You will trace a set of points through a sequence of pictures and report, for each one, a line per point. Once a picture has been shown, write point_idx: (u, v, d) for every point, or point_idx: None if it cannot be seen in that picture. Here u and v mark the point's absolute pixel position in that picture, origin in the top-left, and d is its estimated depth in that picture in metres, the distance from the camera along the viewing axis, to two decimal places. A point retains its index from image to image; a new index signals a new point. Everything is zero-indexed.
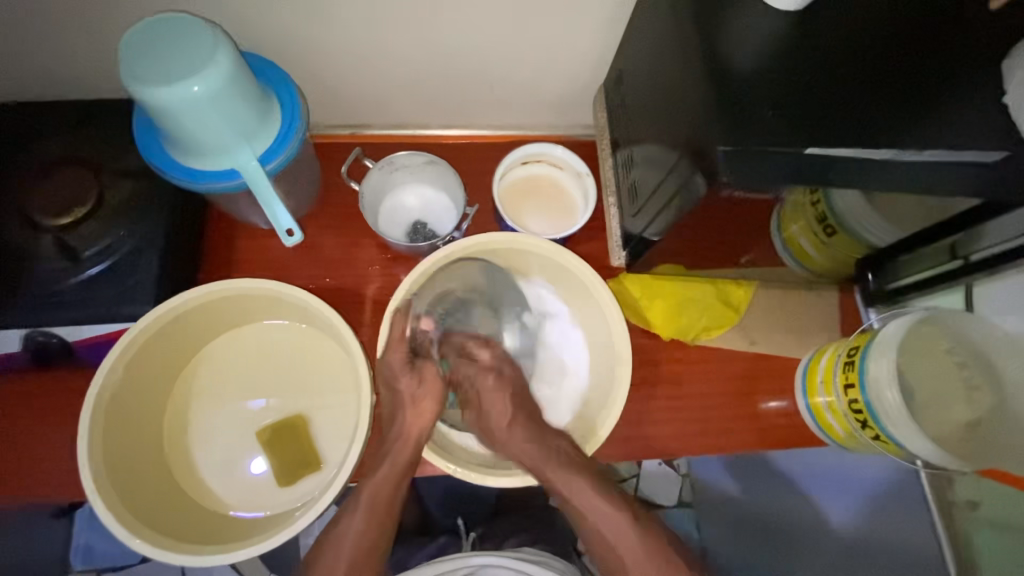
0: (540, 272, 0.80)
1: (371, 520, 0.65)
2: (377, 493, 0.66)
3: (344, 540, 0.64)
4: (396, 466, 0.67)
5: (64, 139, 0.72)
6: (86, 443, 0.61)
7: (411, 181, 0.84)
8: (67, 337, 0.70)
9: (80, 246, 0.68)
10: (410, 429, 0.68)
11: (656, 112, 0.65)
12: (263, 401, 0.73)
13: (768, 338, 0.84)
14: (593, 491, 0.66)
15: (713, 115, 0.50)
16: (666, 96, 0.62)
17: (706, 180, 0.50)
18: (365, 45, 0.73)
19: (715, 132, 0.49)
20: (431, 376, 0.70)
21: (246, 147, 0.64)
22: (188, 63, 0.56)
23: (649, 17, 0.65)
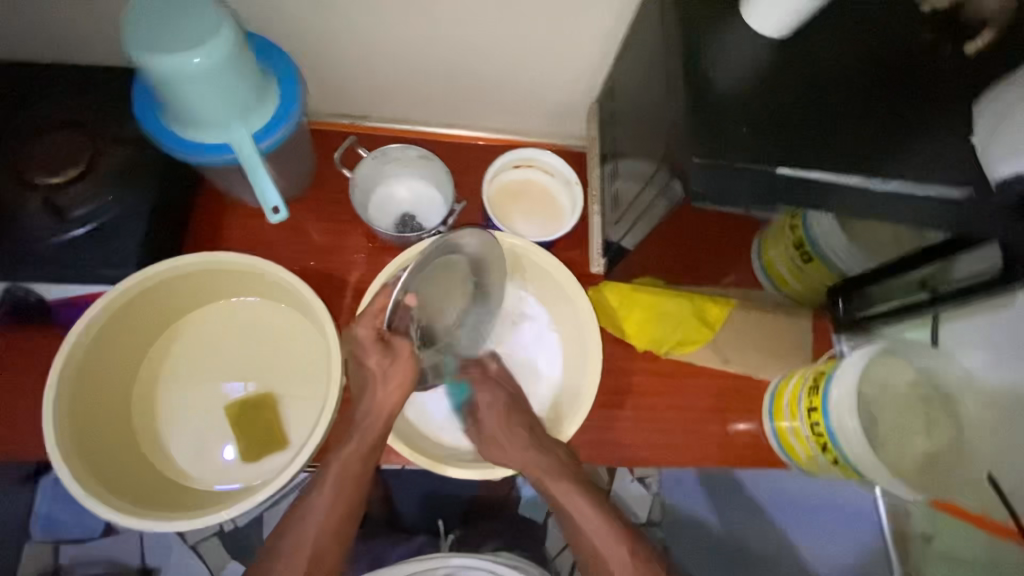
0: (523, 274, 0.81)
1: (339, 496, 0.67)
2: (345, 468, 0.67)
3: (308, 518, 0.66)
4: (364, 441, 0.68)
5: (62, 101, 0.74)
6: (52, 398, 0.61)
7: (404, 174, 0.85)
8: (46, 295, 0.72)
9: (68, 206, 0.69)
10: (380, 405, 0.67)
11: (642, 125, 0.67)
12: (240, 385, 0.74)
13: (740, 359, 0.85)
14: (580, 497, 0.69)
15: (691, 127, 0.52)
16: (652, 109, 0.63)
17: (681, 189, 0.52)
18: (368, 36, 0.75)
19: (692, 143, 0.51)
20: (405, 355, 0.66)
21: (241, 123, 0.66)
22: (190, 36, 0.58)
23: (643, 34, 0.68)
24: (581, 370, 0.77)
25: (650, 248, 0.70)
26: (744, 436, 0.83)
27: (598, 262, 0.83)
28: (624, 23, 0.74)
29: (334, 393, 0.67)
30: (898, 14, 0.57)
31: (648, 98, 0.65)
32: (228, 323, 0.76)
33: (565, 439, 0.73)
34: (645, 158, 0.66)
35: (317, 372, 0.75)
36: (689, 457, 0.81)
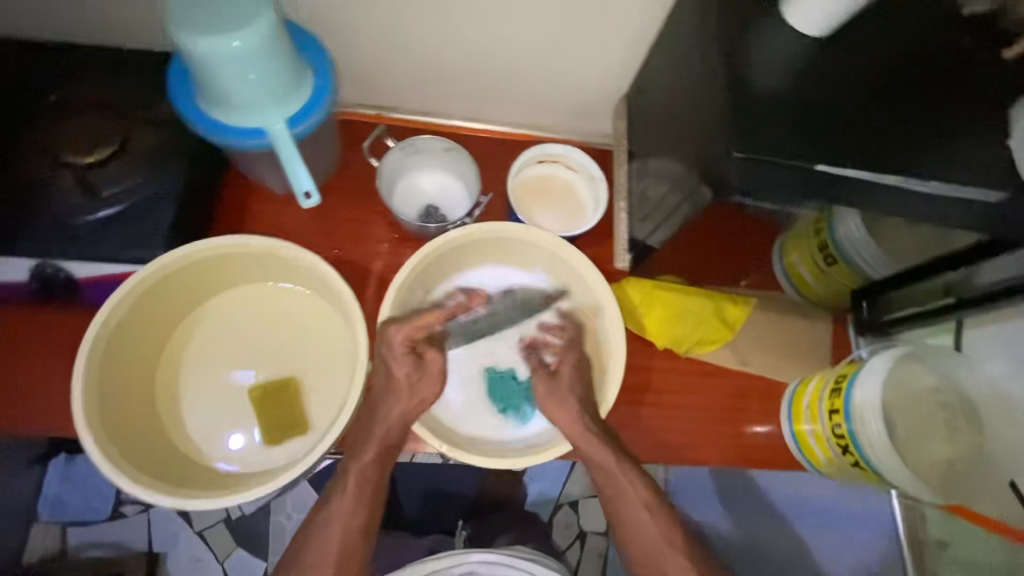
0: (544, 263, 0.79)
1: (360, 500, 0.67)
2: (363, 474, 0.67)
3: (333, 521, 0.65)
4: (383, 444, 0.69)
5: (95, 81, 0.74)
6: (82, 372, 0.62)
7: (428, 163, 0.85)
8: (75, 272, 0.72)
9: (99, 185, 0.69)
10: (399, 415, 0.69)
11: (674, 123, 0.67)
12: (251, 375, 0.74)
13: (759, 359, 0.85)
14: (638, 493, 0.68)
15: (729, 120, 0.53)
16: (686, 107, 0.64)
17: (719, 188, 0.53)
18: (400, 26, 0.75)
19: (730, 137, 0.52)
20: (434, 368, 0.72)
21: (275, 107, 0.66)
22: (231, 18, 0.58)
23: (678, 31, 0.68)
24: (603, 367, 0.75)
25: (678, 246, 0.70)
26: (760, 438, 0.83)
27: (624, 258, 0.84)
28: (657, 21, 0.74)
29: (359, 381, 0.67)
30: (939, 17, 0.57)
31: (681, 96, 0.65)
32: (252, 306, 0.76)
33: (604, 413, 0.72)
34: (675, 155, 0.66)
35: (341, 358, 0.75)
36: (704, 458, 0.81)
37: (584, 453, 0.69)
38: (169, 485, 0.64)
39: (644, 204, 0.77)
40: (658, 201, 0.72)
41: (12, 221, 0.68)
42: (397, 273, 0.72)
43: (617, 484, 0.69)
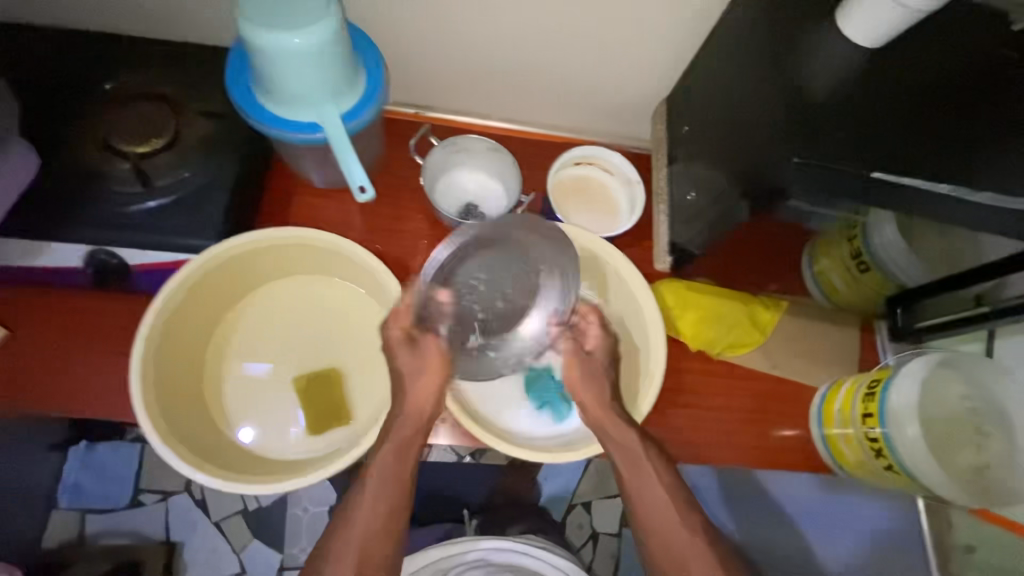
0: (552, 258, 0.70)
1: (378, 497, 0.61)
2: (381, 470, 0.62)
3: (354, 520, 0.60)
4: (397, 439, 0.64)
5: (147, 73, 0.76)
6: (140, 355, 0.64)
7: (471, 161, 0.87)
8: (129, 259, 0.72)
9: (153, 174, 0.71)
10: (415, 404, 0.66)
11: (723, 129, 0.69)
12: (267, 367, 0.75)
13: (789, 364, 0.86)
14: (664, 484, 0.64)
15: (785, 128, 0.55)
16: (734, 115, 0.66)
17: (773, 194, 0.56)
18: (454, 26, 0.77)
19: (789, 144, 0.54)
20: (429, 352, 0.67)
21: (332, 104, 0.68)
22: (298, 16, 0.60)
23: (727, 37, 0.69)
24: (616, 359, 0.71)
25: (722, 250, 0.73)
26: (789, 441, 0.84)
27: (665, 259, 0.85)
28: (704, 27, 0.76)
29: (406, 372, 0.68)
30: (989, 33, 0.59)
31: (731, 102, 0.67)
32: (296, 298, 0.78)
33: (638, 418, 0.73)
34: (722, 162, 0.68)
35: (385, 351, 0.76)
36: (733, 458, 0.83)
37: (607, 442, 0.67)
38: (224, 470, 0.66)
39: (688, 207, 0.79)
40: (705, 204, 0.74)
41: (68, 206, 0.69)
42: (435, 249, 0.71)
43: (644, 475, 0.65)
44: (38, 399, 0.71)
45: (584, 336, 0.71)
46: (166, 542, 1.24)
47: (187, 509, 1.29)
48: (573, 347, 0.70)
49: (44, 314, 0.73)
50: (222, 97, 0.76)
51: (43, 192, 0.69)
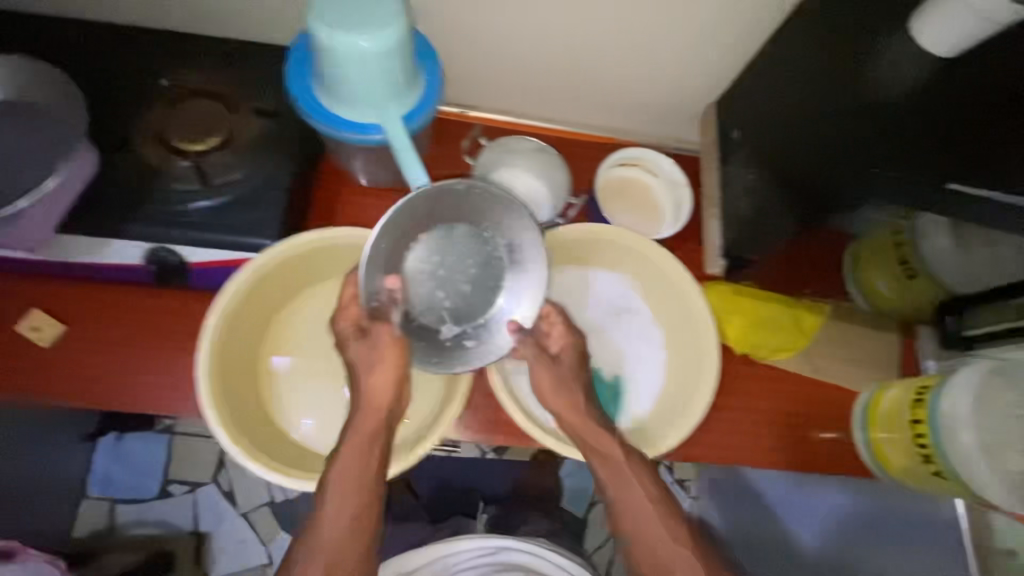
0: (510, 238, 0.69)
1: (344, 501, 0.62)
2: (345, 472, 0.63)
3: (324, 523, 0.61)
4: (361, 435, 0.65)
5: (201, 70, 0.76)
6: (208, 352, 0.66)
7: (521, 162, 0.84)
8: (187, 257, 0.71)
9: (213, 172, 0.71)
10: (378, 400, 0.67)
11: (783, 141, 0.71)
12: (286, 358, 0.77)
13: (833, 370, 0.87)
14: (637, 485, 0.67)
15: (866, 140, 0.58)
16: (801, 128, 0.68)
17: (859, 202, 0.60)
18: (514, 23, 0.76)
19: (871, 155, 0.57)
20: (383, 340, 0.68)
21: (395, 106, 0.68)
22: (368, 20, 0.60)
23: (792, 50, 0.71)
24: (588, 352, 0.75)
25: (781, 255, 0.75)
26: (828, 444, 0.85)
27: (717, 262, 0.84)
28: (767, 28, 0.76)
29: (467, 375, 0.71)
30: None
31: (796, 114, 0.69)
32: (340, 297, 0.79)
33: (654, 457, 0.72)
34: (787, 173, 0.69)
35: None
36: (772, 462, 0.83)
37: (587, 443, 0.69)
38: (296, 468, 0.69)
39: (742, 214, 0.80)
40: (764, 215, 0.75)
41: (128, 204, 0.69)
42: (368, 241, 0.62)
43: (619, 477, 0.67)
44: (101, 397, 0.73)
45: (548, 337, 0.73)
46: (195, 531, 1.37)
47: (213, 501, 1.39)
48: (539, 350, 0.72)
49: (106, 312, 0.74)
50: (280, 93, 0.76)
51: (103, 188, 0.69)
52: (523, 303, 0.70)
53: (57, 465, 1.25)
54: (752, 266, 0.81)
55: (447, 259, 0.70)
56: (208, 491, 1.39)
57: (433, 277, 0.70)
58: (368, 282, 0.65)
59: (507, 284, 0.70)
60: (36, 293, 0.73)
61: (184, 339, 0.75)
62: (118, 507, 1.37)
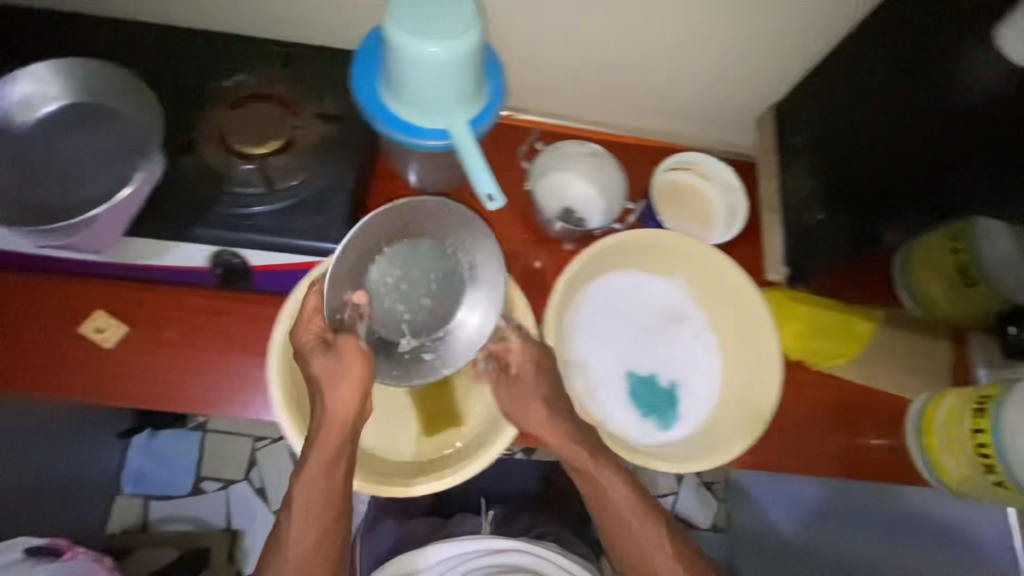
0: (467, 252, 0.73)
1: (311, 516, 0.62)
2: (309, 488, 0.62)
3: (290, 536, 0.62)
4: (325, 452, 0.63)
5: (261, 72, 0.75)
6: (275, 363, 0.68)
7: (578, 168, 0.86)
8: (250, 260, 0.71)
9: (277, 176, 0.71)
10: (339, 409, 0.64)
11: (863, 156, 0.68)
12: None
13: (885, 377, 0.86)
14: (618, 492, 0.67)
15: (958, 156, 0.56)
16: (882, 142, 0.65)
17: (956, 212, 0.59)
18: (576, 27, 0.77)
19: (967, 169, 0.56)
20: (350, 354, 0.65)
21: (461, 112, 0.67)
22: (442, 27, 0.60)
23: (865, 56, 0.69)
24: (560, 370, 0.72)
25: (846, 269, 0.73)
26: (878, 450, 0.84)
27: (778, 269, 0.84)
28: (828, 34, 0.76)
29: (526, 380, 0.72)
30: None
31: (875, 127, 0.66)
32: None
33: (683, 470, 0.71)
34: (865, 184, 0.67)
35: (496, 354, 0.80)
36: (821, 467, 0.83)
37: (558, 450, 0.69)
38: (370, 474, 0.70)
39: (811, 228, 0.77)
40: (838, 229, 0.72)
41: (195, 208, 0.69)
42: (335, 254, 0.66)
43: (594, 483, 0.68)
44: (164, 398, 0.73)
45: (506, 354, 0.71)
46: (227, 528, 1.37)
47: (245, 499, 1.38)
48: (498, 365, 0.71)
49: (169, 313, 0.75)
50: (342, 96, 0.76)
51: (168, 192, 0.69)
52: (479, 315, 0.73)
53: (94, 460, 1.26)
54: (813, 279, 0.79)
55: (408, 274, 0.73)
56: (239, 488, 1.39)
57: (394, 291, 0.72)
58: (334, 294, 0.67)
59: (464, 296, 0.73)
60: (96, 295, 0.74)
61: (243, 341, 0.76)
62: (151, 503, 1.37)
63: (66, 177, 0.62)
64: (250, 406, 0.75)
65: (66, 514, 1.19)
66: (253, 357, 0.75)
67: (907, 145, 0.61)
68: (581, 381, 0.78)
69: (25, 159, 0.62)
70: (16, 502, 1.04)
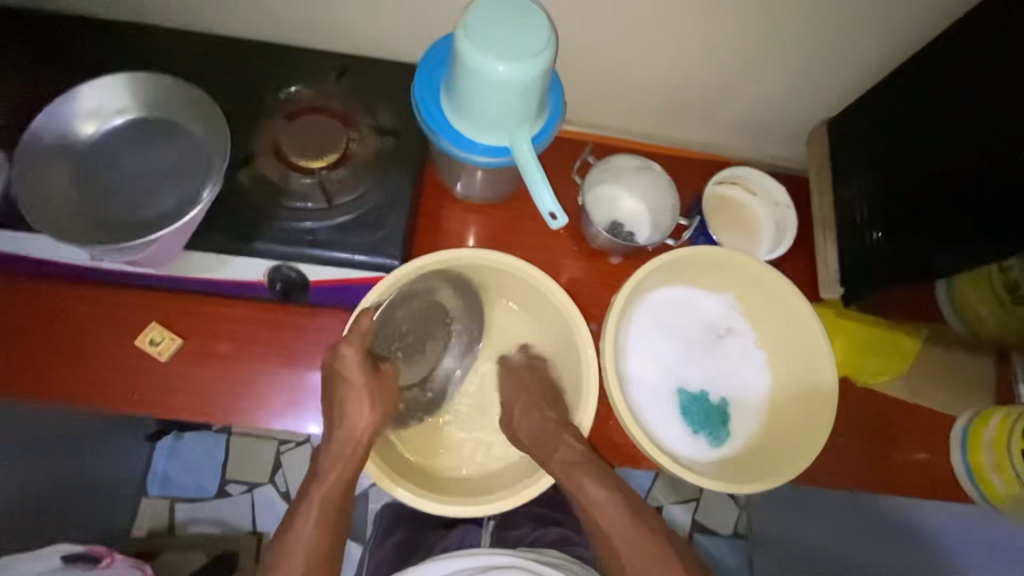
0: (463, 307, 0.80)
1: (326, 531, 0.65)
2: (331, 497, 0.66)
3: (299, 554, 0.63)
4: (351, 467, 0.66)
5: (317, 85, 0.76)
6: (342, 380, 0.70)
7: (629, 184, 0.86)
8: (308, 274, 0.70)
9: (335, 189, 0.70)
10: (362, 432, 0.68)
11: (930, 181, 0.66)
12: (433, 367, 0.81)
13: (929, 395, 0.87)
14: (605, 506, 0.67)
15: None
16: (951, 167, 0.63)
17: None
18: (638, 43, 0.77)
19: None
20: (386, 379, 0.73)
21: (524, 130, 0.66)
22: (513, 47, 0.59)
23: (934, 77, 0.68)
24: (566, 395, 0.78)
25: (914, 294, 0.71)
26: (919, 465, 0.84)
27: (834, 288, 0.83)
28: (889, 54, 0.76)
29: (592, 394, 0.72)
30: None
31: (943, 151, 0.65)
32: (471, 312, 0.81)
33: (730, 492, 0.69)
34: (932, 205, 0.66)
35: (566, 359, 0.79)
36: (858, 481, 0.82)
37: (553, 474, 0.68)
38: (425, 489, 0.70)
39: (869, 249, 0.76)
40: (899, 252, 0.71)
41: (254, 222, 0.68)
42: (375, 286, 0.69)
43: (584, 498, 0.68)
44: (215, 410, 0.72)
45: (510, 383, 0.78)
46: (253, 530, 1.34)
47: (270, 501, 1.36)
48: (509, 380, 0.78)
49: (224, 324, 0.75)
50: (402, 111, 0.77)
51: (228, 205, 0.68)
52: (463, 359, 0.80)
53: (123, 462, 1.25)
54: (868, 301, 0.78)
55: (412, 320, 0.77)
56: (264, 490, 1.37)
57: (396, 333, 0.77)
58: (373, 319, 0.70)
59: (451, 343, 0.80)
60: (155, 307, 0.75)
61: (298, 353, 0.76)
62: (177, 505, 1.34)
63: (132, 192, 0.63)
64: (303, 420, 0.73)
65: (97, 516, 1.18)
66: (309, 370, 0.75)
67: (984, 173, 0.59)
68: (633, 397, 0.77)
69: (89, 173, 0.63)
70: (49, 505, 1.03)
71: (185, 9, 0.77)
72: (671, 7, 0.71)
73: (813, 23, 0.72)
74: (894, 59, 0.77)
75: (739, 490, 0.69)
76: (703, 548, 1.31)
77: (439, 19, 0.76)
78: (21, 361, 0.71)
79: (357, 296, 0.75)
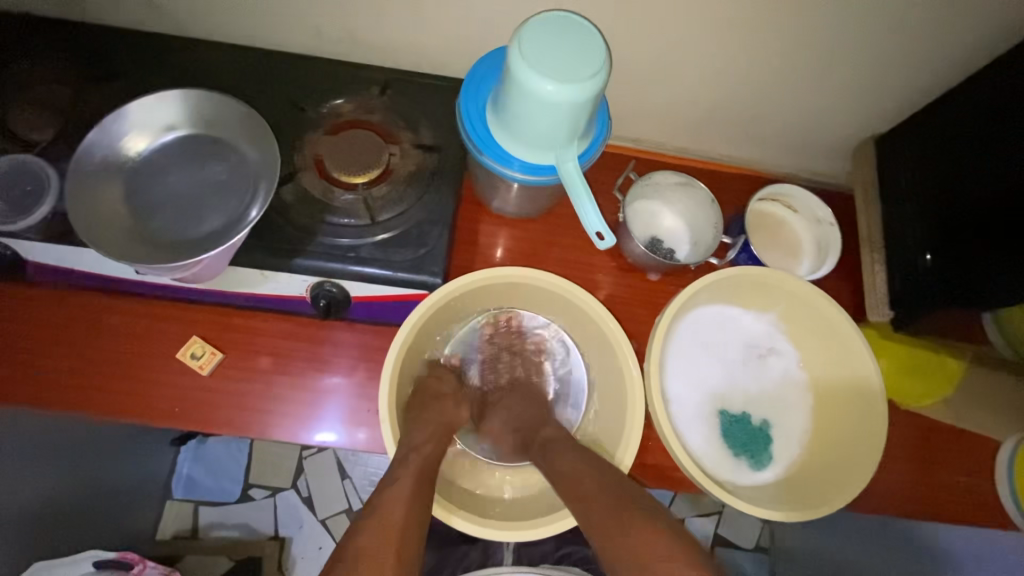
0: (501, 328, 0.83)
1: None
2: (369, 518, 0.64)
3: None
4: None
5: (359, 99, 0.76)
6: (386, 384, 0.68)
7: (669, 201, 0.85)
8: (350, 290, 0.69)
9: (377, 207, 0.70)
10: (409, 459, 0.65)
11: (987, 205, 0.64)
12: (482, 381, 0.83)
13: (974, 419, 0.84)
14: None
15: None
16: (1009, 189, 0.62)
17: None
18: (684, 58, 0.76)
19: None
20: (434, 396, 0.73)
21: (570, 148, 0.66)
22: (565, 67, 0.58)
23: (995, 96, 0.66)
24: (599, 424, 0.79)
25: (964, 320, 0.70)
26: (964, 487, 0.81)
27: (881, 310, 0.81)
28: (948, 71, 0.74)
29: (635, 415, 0.71)
30: None
31: (1003, 175, 0.63)
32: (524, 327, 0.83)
33: (773, 519, 0.67)
34: (989, 229, 0.64)
35: (610, 366, 0.77)
36: (904, 506, 0.80)
37: None
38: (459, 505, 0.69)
39: (918, 272, 0.74)
40: (950, 276, 0.69)
41: (298, 238, 0.67)
42: (416, 306, 0.69)
43: None
44: (256, 424, 0.72)
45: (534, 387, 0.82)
46: (276, 536, 1.34)
47: (293, 506, 1.36)
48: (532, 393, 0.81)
49: (266, 338, 0.75)
50: (444, 126, 0.76)
51: (271, 221, 0.68)
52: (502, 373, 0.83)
53: (150, 466, 1.26)
54: (916, 325, 0.76)
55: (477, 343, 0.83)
56: (287, 496, 1.37)
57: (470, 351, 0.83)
58: (411, 330, 0.70)
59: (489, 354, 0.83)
60: (197, 320, 0.75)
61: (337, 368, 0.75)
62: (201, 508, 1.34)
63: (181, 208, 0.63)
64: (341, 437, 0.73)
65: (125, 521, 1.18)
66: (347, 385, 0.75)
67: None
68: (675, 419, 0.75)
69: (136, 189, 0.63)
70: (80, 512, 1.03)
71: (227, 18, 0.76)
72: (718, 26, 0.71)
73: (864, 42, 0.71)
74: (951, 77, 0.75)
75: (782, 517, 0.68)
76: (724, 560, 1.28)
77: (485, 33, 0.75)
78: (63, 371, 0.71)
79: (397, 313, 0.74)
